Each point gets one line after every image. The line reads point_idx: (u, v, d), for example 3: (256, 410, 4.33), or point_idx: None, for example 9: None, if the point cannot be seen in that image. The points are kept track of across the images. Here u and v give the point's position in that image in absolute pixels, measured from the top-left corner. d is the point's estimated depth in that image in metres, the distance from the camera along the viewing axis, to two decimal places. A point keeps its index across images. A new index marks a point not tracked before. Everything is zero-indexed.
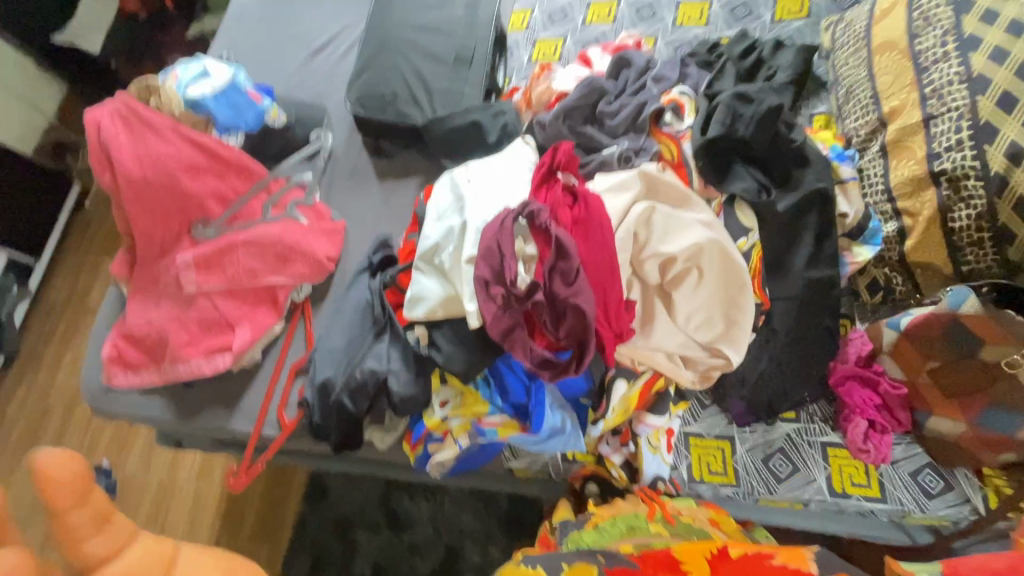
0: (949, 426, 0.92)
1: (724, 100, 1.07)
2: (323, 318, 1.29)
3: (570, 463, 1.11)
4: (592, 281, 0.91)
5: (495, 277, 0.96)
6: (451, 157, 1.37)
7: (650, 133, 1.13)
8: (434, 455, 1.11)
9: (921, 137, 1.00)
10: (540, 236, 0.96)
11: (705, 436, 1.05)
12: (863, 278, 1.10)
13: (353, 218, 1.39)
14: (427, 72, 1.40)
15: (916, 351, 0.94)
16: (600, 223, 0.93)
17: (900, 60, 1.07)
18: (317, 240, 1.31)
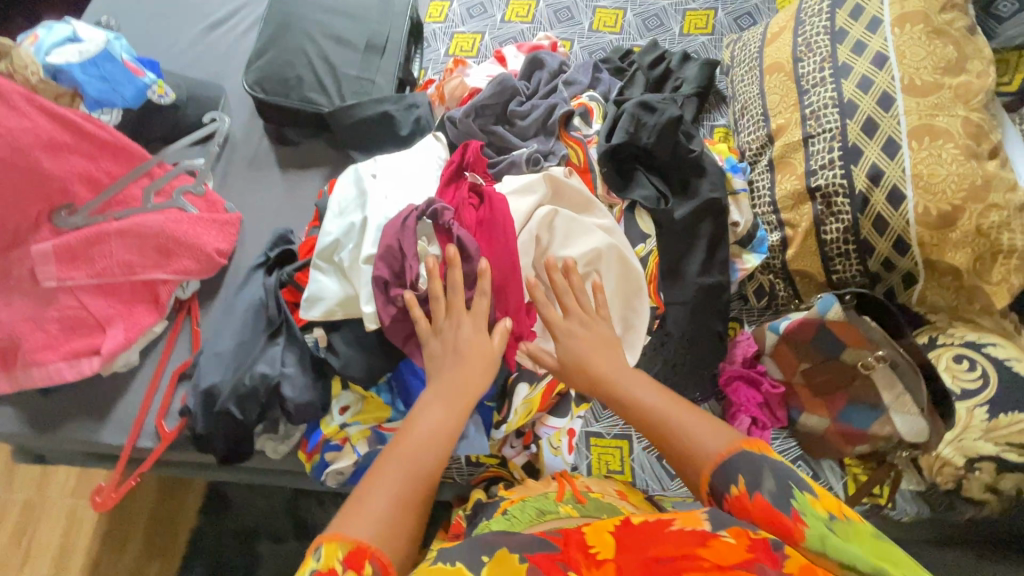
0: (816, 421, 1.00)
1: (629, 108, 1.10)
2: (212, 318, 1.18)
3: (475, 467, 1.10)
4: (494, 285, 0.90)
5: (395, 277, 0.92)
6: (361, 149, 1.31)
7: (560, 135, 1.13)
8: (333, 465, 1.05)
9: (801, 155, 1.08)
10: (443, 236, 0.94)
11: (604, 436, 1.10)
12: (751, 284, 1.17)
13: (252, 211, 1.30)
14: (336, 57, 1.32)
15: (791, 352, 1.02)
16: (503, 225, 0.92)
17: (785, 81, 1.15)
18: (207, 232, 1.20)
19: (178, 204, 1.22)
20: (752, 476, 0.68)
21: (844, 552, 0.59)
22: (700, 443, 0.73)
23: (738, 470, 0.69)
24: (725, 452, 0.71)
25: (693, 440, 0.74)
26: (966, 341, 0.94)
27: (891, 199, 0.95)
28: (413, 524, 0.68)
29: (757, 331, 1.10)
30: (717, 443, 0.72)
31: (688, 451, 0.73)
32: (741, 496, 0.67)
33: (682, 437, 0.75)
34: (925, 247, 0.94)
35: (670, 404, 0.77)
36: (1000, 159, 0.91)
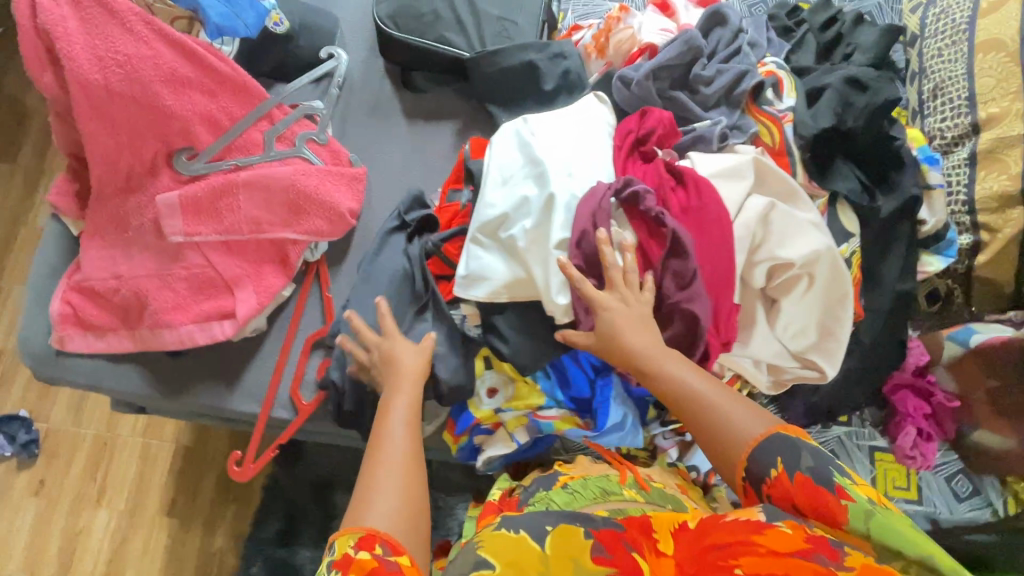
0: (997, 440, 0.97)
1: (837, 85, 0.99)
2: (344, 284, 1.10)
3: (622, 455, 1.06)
4: (705, 286, 0.83)
5: (590, 267, 0.86)
6: (499, 103, 1.17)
7: (747, 109, 1.02)
8: (483, 448, 1.01)
9: (1018, 152, 0.98)
10: (643, 223, 0.85)
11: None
12: (924, 287, 1.10)
13: (376, 165, 1.17)
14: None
15: (981, 368, 0.97)
16: (717, 218, 0.84)
17: (1006, 63, 1.01)
18: (336, 188, 1.08)
19: (302, 154, 1.09)
20: (791, 457, 0.67)
21: (894, 536, 0.60)
22: (731, 431, 0.71)
23: (776, 453, 0.68)
24: (758, 439, 0.69)
25: (727, 422, 0.72)
26: None
27: None
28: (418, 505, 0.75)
29: (932, 338, 1.05)
30: (754, 426, 0.71)
31: (722, 437, 0.71)
32: (781, 476, 0.67)
33: (717, 423, 0.72)
34: None
35: (716, 390, 0.74)
36: None
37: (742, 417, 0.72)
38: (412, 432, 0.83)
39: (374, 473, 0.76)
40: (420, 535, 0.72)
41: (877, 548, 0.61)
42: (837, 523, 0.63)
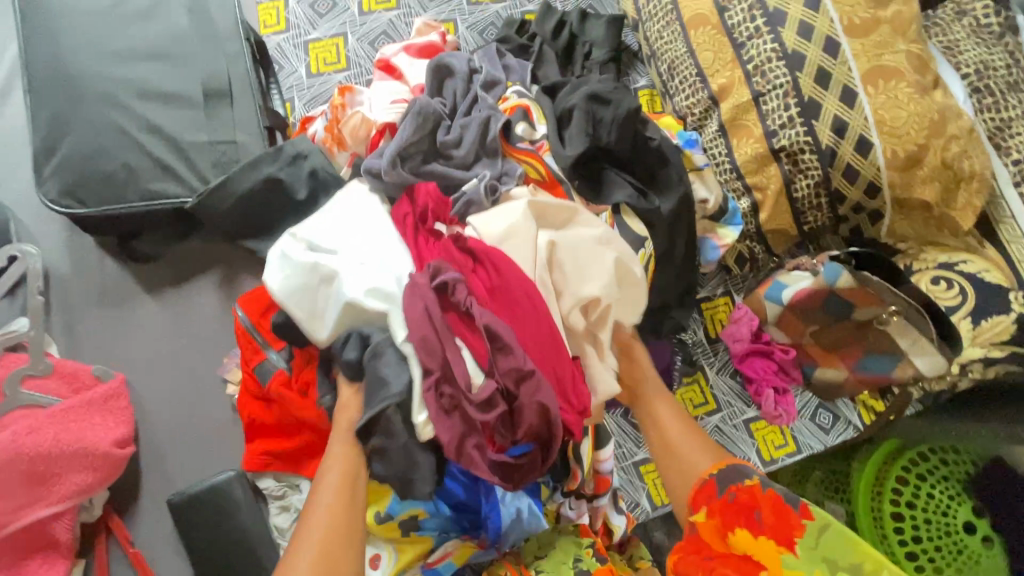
0: (834, 374, 1.04)
1: (581, 109, 0.96)
2: (150, 525, 0.89)
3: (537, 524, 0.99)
4: (538, 361, 0.76)
5: (444, 372, 0.74)
6: (254, 236, 1.00)
7: (506, 152, 0.96)
8: None
9: (755, 115, 1.03)
10: (461, 323, 0.77)
11: (650, 459, 1.06)
12: (731, 254, 1.14)
13: (136, 363, 0.95)
14: (167, 123, 0.95)
15: (797, 318, 1.04)
16: (523, 290, 0.77)
17: (715, 35, 1.05)
18: (87, 424, 0.86)
19: (22, 400, 0.85)
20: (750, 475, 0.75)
21: (839, 538, 0.68)
22: (692, 462, 0.80)
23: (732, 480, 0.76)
24: (716, 468, 0.78)
25: (693, 462, 0.80)
26: (940, 263, 1.00)
27: (859, 149, 0.94)
28: (353, 549, 0.71)
29: (754, 301, 1.10)
30: (704, 460, 0.79)
31: (682, 463, 0.80)
32: (753, 486, 0.74)
33: (686, 465, 0.80)
34: (897, 188, 0.96)
35: (673, 419, 0.85)
36: (944, 86, 0.93)
37: (694, 451, 0.81)
38: (352, 483, 0.75)
39: (296, 548, 0.70)
40: None
41: (809, 556, 0.68)
42: (787, 545, 0.69)
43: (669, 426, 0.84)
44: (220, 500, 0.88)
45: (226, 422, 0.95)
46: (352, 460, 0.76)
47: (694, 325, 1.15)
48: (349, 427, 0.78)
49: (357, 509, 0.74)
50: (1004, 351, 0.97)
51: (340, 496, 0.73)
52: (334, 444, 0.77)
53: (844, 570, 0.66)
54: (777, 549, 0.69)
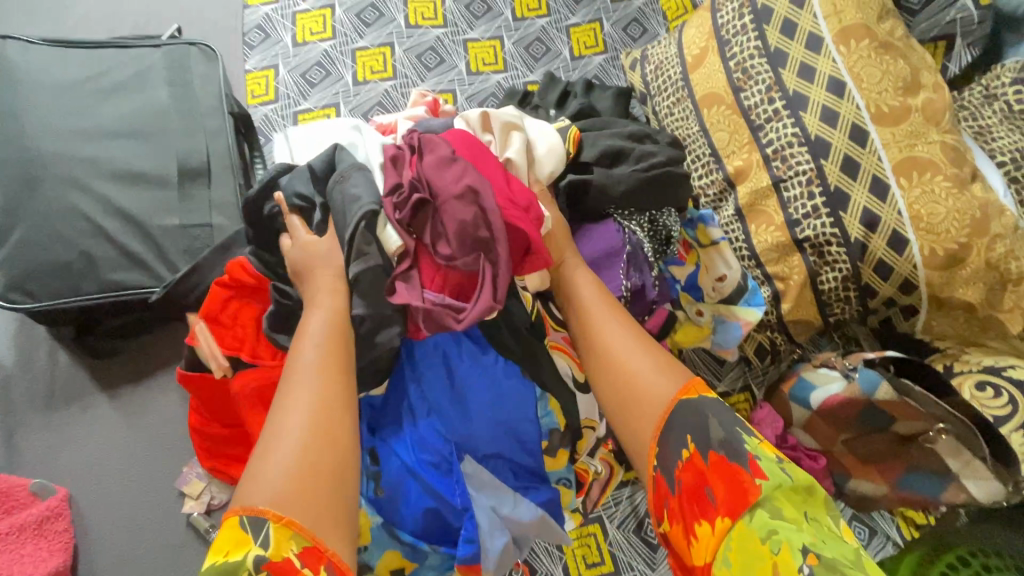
0: (871, 487, 0.93)
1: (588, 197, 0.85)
2: None
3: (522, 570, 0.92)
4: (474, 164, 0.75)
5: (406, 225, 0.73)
6: None
7: None
8: None
9: (775, 201, 0.95)
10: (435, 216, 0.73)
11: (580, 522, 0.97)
12: (750, 344, 1.05)
13: (83, 473, 0.85)
14: (136, 206, 0.87)
15: (827, 424, 0.94)
16: (471, 146, 0.77)
17: (731, 116, 0.99)
18: (14, 556, 0.76)
19: None
20: (699, 429, 0.68)
21: (777, 507, 0.62)
22: (649, 389, 0.72)
23: (695, 410, 0.70)
24: (678, 397, 0.71)
25: (644, 381, 0.73)
26: (984, 366, 0.91)
27: (893, 244, 0.86)
28: (339, 499, 0.58)
29: (778, 401, 1.01)
30: (664, 386, 0.72)
31: (641, 395, 0.73)
32: (693, 460, 0.68)
33: (634, 380, 0.73)
34: (935, 286, 0.87)
35: (626, 343, 0.76)
36: (982, 179, 0.86)
37: (656, 376, 0.73)
38: (335, 372, 0.65)
39: (273, 429, 0.60)
40: (321, 500, 0.57)
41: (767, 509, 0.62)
42: (724, 506, 0.64)
43: (622, 348, 0.76)
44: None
45: (182, 544, 0.83)
46: (332, 358, 0.66)
47: None
48: (338, 310, 0.70)
49: (345, 392, 0.65)
50: None
51: (328, 410, 0.62)
52: (308, 321, 0.69)
53: (781, 524, 0.60)
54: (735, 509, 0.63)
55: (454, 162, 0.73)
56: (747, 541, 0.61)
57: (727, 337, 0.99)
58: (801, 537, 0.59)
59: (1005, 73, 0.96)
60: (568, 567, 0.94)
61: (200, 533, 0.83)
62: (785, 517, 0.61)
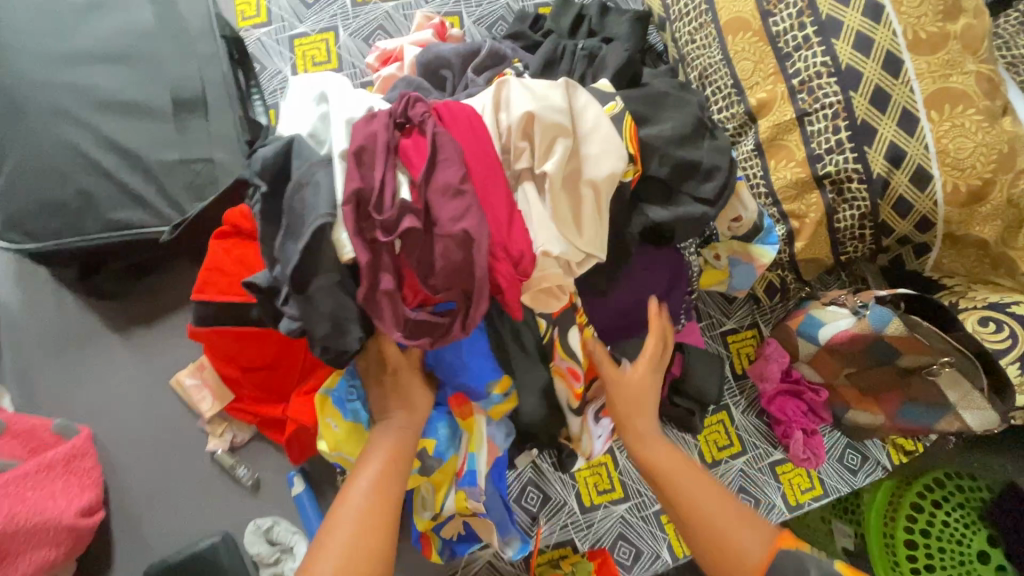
0: (868, 418, 0.98)
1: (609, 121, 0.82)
2: None
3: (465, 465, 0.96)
4: (478, 186, 0.64)
5: (361, 195, 0.62)
6: None
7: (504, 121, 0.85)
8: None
9: (797, 136, 0.92)
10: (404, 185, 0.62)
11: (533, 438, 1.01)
12: (760, 283, 1.06)
13: (103, 411, 0.85)
14: (129, 139, 0.83)
15: (832, 360, 0.97)
16: (484, 150, 0.65)
17: (757, 43, 0.93)
18: (49, 491, 0.75)
19: None
20: (801, 575, 0.69)
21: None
22: (743, 553, 0.71)
23: (787, 572, 0.69)
24: (770, 559, 0.71)
25: (737, 541, 0.72)
26: (990, 302, 0.93)
27: (915, 180, 0.85)
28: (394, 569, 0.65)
29: (784, 338, 1.03)
30: (755, 544, 0.72)
31: (720, 541, 0.72)
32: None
33: (712, 527, 0.72)
34: (952, 224, 0.87)
35: (710, 501, 0.74)
36: (1012, 113, 0.84)
37: (745, 533, 0.72)
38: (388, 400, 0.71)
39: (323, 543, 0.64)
40: None
41: None
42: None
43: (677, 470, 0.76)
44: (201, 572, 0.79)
45: (208, 478, 0.85)
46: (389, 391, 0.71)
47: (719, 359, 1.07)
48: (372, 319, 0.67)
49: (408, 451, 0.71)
50: None
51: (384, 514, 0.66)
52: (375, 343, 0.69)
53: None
54: None
55: (460, 193, 0.62)
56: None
57: (741, 277, 1.00)
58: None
59: None
60: (580, 494, 0.99)
61: (224, 468, 0.85)
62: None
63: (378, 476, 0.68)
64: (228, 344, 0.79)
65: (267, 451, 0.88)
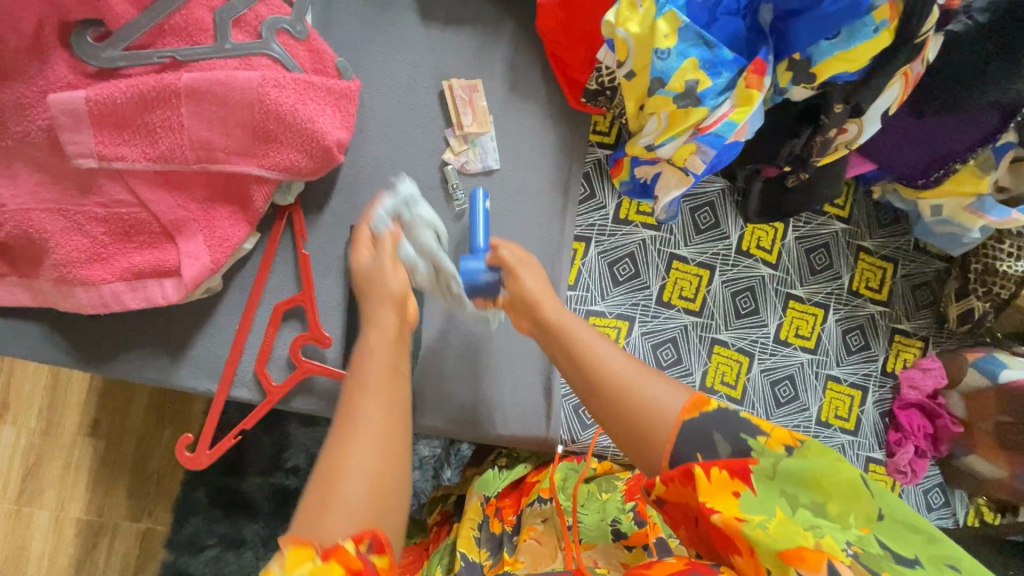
0: (990, 469, 0.99)
1: None
2: (326, 236, 0.87)
3: (625, 237, 0.98)
4: None
5: None
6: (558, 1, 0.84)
7: (912, 67, 0.74)
8: (658, 200, 0.88)
9: None
10: None
11: (688, 261, 1.00)
12: (959, 306, 1.04)
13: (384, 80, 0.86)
14: None
15: (996, 404, 0.97)
16: None
17: None
18: (320, 109, 0.80)
19: (272, 51, 0.78)
20: (706, 448, 0.59)
21: (799, 472, 0.58)
22: (662, 404, 0.61)
23: (693, 444, 0.60)
24: (689, 416, 0.60)
25: (650, 398, 0.61)
26: None
27: None
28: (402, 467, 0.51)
29: (952, 363, 1.03)
30: (679, 398, 0.61)
31: (647, 413, 0.61)
32: (699, 472, 0.58)
33: (618, 383, 0.62)
34: None
35: (626, 364, 0.63)
36: None
37: (657, 387, 0.62)
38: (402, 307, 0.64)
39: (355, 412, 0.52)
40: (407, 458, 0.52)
41: (767, 492, 0.57)
42: (742, 477, 0.58)
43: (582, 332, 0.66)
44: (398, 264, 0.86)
45: (429, 188, 0.90)
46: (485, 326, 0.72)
47: (882, 347, 1.06)
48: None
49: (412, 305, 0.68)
50: None
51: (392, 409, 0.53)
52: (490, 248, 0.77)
53: (805, 509, 0.57)
54: (733, 486, 0.58)
55: None
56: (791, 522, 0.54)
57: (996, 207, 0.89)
58: (845, 534, 0.54)
59: None
60: (706, 373, 1.00)
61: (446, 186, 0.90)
62: (832, 515, 0.57)
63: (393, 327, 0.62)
64: (571, 22, 0.85)
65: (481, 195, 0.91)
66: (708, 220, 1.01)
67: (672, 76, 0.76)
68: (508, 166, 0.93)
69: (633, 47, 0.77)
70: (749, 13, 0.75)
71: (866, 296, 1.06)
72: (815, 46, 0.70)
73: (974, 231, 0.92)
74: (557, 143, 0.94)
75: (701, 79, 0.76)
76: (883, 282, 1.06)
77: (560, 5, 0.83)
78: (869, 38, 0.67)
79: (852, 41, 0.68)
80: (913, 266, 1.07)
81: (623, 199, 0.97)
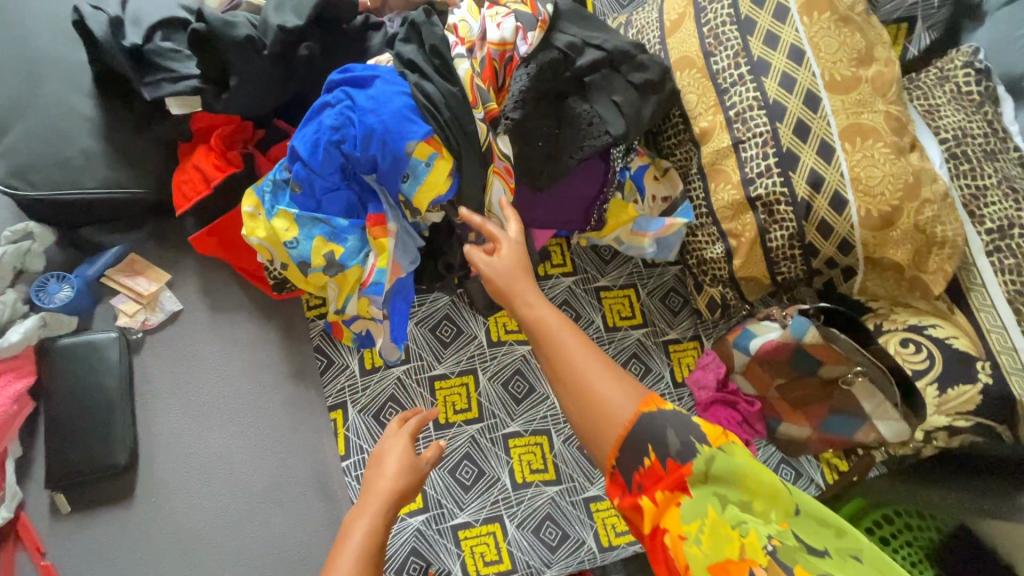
0: (798, 430, 1.02)
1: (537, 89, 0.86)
2: (66, 536, 0.85)
3: (379, 383, 0.99)
4: None
5: None
6: (203, 230, 0.91)
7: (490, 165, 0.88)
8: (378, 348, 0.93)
9: (734, 160, 1.00)
10: None
11: (448, 376, 1.03)
12: (703, 298, 1.11)
13: (61, 353, 0.87)
14: (114, 118, 0.89)
15: (765, 370, 1.02)
16: None
17: (699, 79, 1.02)
18: None
19: None
20: (657, 440, 0.60)
21: (729, 473, 0.58)
22: (610, 409, 0.63)
23: (646, 441, 0.61)
24: (641, 410, 0.63)
25: (602, 394, 0.64)
26: (909, 325, 0.99)
27: (833, 204, 0.94)
28: None
29: (722, 348, 1.06)
30: (628, 400, 0.63)
31: (598, 414, 0.63)
32: (653, 466, 0.60)
33: (573, 368, 0.66)
34: (869, 248, 0.95)
35: (584, 357, 0.66)
36: (919, 149, 0.93)
37: (615, 391, 0.64)
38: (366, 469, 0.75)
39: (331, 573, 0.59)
40: None
41: (701, 494, 0.58)
42: (679, 488, 0.59)
43: (550, 320, 0.70)
44: (165, 509, 0.88)
45: (159, 438, 0.90)
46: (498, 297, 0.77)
47: (661, 362, 1.12)
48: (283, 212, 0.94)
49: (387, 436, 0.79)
50: (968, 421, 0.95)
51: None
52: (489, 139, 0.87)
53: (735, 505, 0.57)
54: (672, 497, 0.59)
55: None
56: (720, 527, 0.56)
57: (650, 224, 1.07)
58: (767, 528, 0.56)
59: (959, 56, 1.01)
60: (513, 470, 1.01)
61: (186, 405, 0.93)
62: (755, 510, 0.58)
63: (382, 516, 0.66)
64: (226, 242, 0.93)
65: (216, 412, 0.93)
66: (451, 330, 1.06)
67: (311, 256, 0.84)
68: (240, 376, 0.96)
69: (271, 248, 0.86)
70: (350, 183, 0.85)
71: (626, 326, 1.13)
72: (402, 190, 0.83)
73: (649, 248, 1.08)
74: (276, 334, 0.99)
75: (334, 248, 0.85)
76: (633, 308, 1.14)
77: (211, 230, 0.91)
78: (427, 170, 0.81)
79: (421, 178, 0.82)
80: (652, 280, 1.17)
81: (362, 352, 1.00)
